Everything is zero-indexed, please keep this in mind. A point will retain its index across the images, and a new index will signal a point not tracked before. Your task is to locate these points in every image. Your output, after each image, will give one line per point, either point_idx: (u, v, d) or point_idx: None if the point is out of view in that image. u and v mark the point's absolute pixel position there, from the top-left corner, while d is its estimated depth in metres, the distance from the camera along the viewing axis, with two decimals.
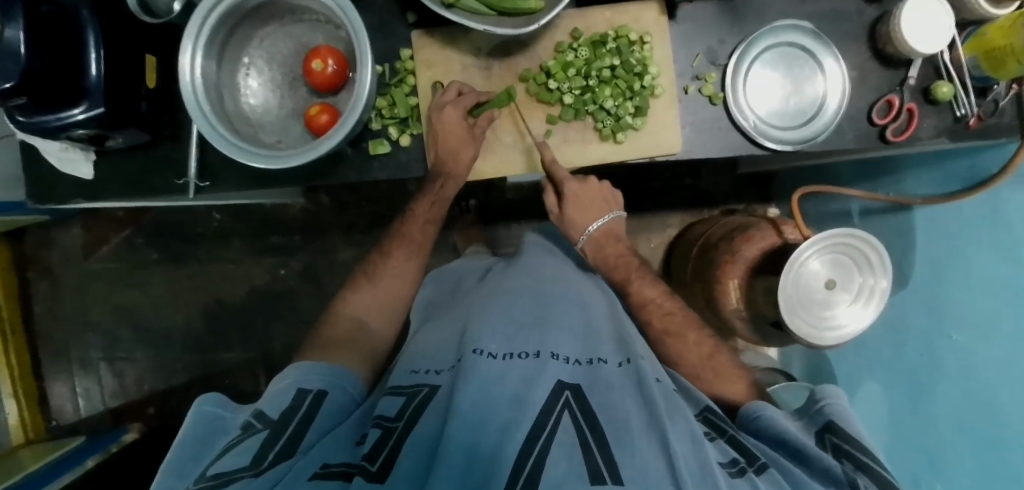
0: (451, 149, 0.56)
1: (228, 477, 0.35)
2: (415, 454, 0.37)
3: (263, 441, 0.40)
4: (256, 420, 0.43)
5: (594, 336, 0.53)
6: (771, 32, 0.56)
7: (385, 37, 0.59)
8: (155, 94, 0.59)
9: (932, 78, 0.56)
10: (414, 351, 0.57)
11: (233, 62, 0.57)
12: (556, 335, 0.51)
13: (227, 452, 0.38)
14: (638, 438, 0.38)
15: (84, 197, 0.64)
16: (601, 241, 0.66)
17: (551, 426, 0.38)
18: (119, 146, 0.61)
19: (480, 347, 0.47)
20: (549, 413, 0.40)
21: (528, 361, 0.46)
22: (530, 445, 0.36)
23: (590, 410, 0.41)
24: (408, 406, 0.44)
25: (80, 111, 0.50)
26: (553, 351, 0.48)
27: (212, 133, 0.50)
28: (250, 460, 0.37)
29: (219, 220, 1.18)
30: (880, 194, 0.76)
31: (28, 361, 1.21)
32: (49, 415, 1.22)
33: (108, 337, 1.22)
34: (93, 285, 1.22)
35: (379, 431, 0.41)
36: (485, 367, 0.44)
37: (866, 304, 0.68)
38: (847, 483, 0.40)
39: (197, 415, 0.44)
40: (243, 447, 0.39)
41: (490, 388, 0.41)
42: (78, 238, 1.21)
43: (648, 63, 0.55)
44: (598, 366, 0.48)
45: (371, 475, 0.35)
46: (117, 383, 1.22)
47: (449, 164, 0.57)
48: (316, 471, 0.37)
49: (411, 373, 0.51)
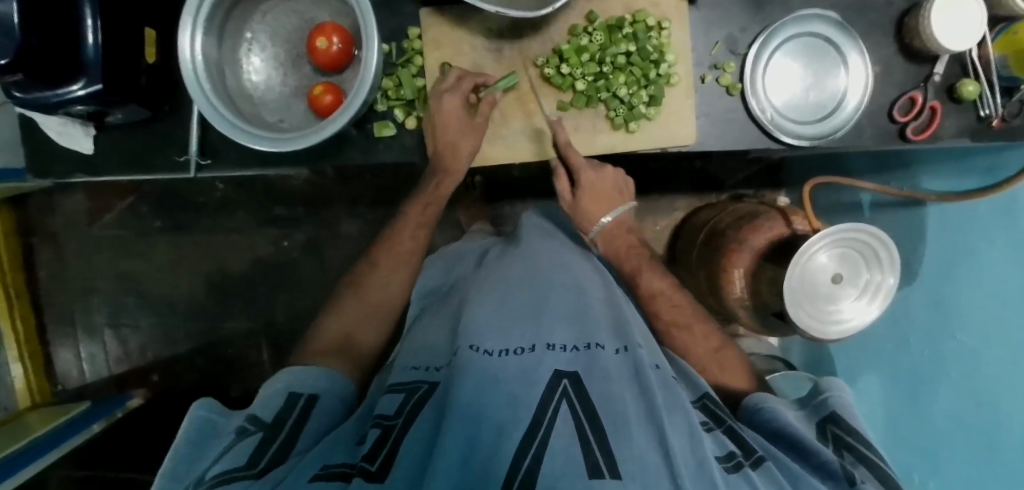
0: (457, 140, 0.55)
1: (225, 477, 0.37)
2: (412, 454, 0.37)
3: (254, 448, 0.40)
4: (249, 423, 0.44)
5: (590, 321, 0.53)
6: (794, 22, 0.54)
7: (392, 15, 0.57)
8: (155, 69, 0.58)
9: (958, 75, 0.54)
10: (412, 346, 0.57)
11: (235, 38, 0.56)
12: (552, 324, 0.51)
13: (224, 454, 0.40)
14: (635, 430, 0.38)
15: (84, 172, 0.63)
16: (612, 233, 0.65)
17: (549, 418, 0.38)
18: (119, 121, 0.60)
19: (475, 343, 0.47)
20: (547, 403, 0.40)
21: (525, 354, 0.46)
22: (529, 439, 0.36)
23: (588, 401, 0.40)
24: (407, 403, 0.45)
25: (79, 88, 0.49)
26: (549, 342, 0.48)
27: (214, 115, 0.49)
28: (246, 459, 0.39)
29: (222, 190, 1.17)
30: (892, 188, 0.75)
31: (33, 326, 1.23)
32: (55, 379, 1.25)
33: (112, 304, 1.23)
34: (96, 253, 1.22)
35: (378, 430, 0.41)
36: (479, 366, 0.44)
37: (872, 299, 0.69)
38: (845, 477, 0.40)
39: (194, 420, 0.45)
40: (240, 449, 0.40)
41: (486, 385, 0.41)
42: (80, 204, 1.20)
43: (665, 51, 0.53)
44: (596, 352, 0.47)
45: (369, 474, 0.35)
46: (122, 349, 1.24)
47: (453, 156, 0.56)
48: (316, 472, 0.37)
49: (412, 369, 0.52)
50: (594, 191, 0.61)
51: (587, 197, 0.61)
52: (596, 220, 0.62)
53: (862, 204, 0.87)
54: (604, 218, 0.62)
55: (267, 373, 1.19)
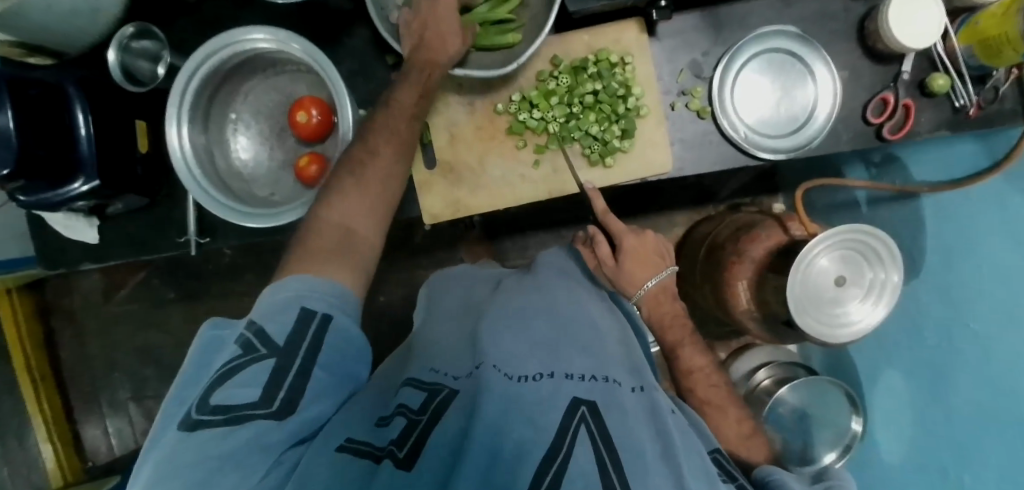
0: (438, 35, 0.49)
1: (242, 415, 0.33)
2: (438, 449, 0.35)
3: (267, 382, 0.36)
4: (256, 339, 0.38)
5: (606, 357, 0.51)
6: (756, 40, 0.55)
7: (366, 82, 0.58)
8: (150, 158, 0.61)
9: (928, 70, 0.55)
10: (426, 349, 0.57)
11: (221, 120, 0.58)
12: (571, 355, 0.49)
13: (228, 378, 0.35)
14: (653, 468, 0.35)
15: (92, 261, 0.65)
16: (657, 295, 0.68)
17: (567, 443, 0.35)
18: (120, 209, 0.63)
19: (499, 362, 0.46)
20: (566, 429, 0.36)
21: (544, 380, 0.43)
22: (546, 464, 0.33)
23: (608, 432, 0.37)
24: (430, 401, 0.42)
25: (81, 184, 0.52)
26: (567, 371, 0.45)
27: (195, 188, 0.52)
28: (261, 397, 0.35)
29: (231, 256, 1.20)
30: (884, 183, 0.75)
31: (60, 406, 1.24)
32: (84, 456, 1.26)
33: (134, 376, 1.25)
34: (115, 328, 1.25)
35: (404, 421, 0.39)
36: (499, 383, 0.42)
37: (879, 298, 0.67)
38: None
39: (204, 337, 0.40)
40: (248, 377, 0.35)
41: (507, 404, 0.39)
42: (97, 283, 1.24)
43: (631, 84, 0.54)
44: (614, 386, 0.45)
45: (397, 460, 0.33)
46: (147, 420, 1.25)
47: (433, 48, 0.49)
48: (343, 443, 0.35)
49: (432, 370, 0.50)
50: (637, 254, 0.66)
51: (630, 262, 0.66)
52: (641, 282, 0.66)
53: (858, 201, 0.86)
54: (649, 280, 0.66)
55: None
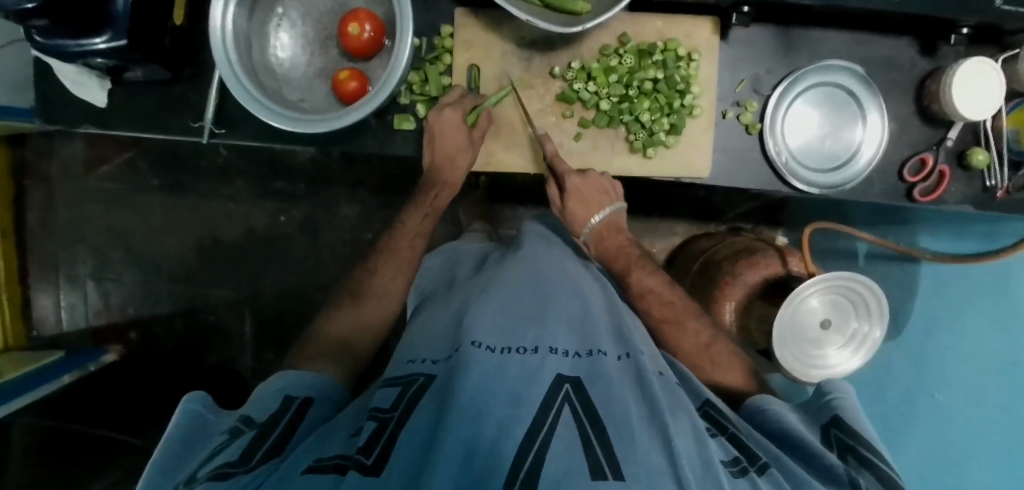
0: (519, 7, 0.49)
1: (223, 473, 0.33)
2: (414, 444, 0.33)
3: (247, 446, 0.37)
4: (243, 424, 0.40)
5: (594, 328, 0.50)
6: (821, 71, 0.54)
7: (426, 10, 0.56)
8: (180, 31, 0.57)
9: (970, 142, 0.56)
10: (410, 341, 0.54)
11: (267, 11, 0.55)
12: (556, 328, 0.47)
13: (217, 454, 0.36)
14: (639, 433, 0.35)
15: (94, 124, 0.62)
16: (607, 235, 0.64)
17: (550, 420, 0.34)
18: (137, 78, 0.60)
19: (477, 339, 0.44)
20: (548, 407, 0.36)
21: (528, 355, 0.42)
22: (529, 442, 0.32)
23: (591, 404, 0.37)
24: (404, 397, 0.41)
25: (103, 41, 0.48)
26: (552, 346, 0.44)
27: (233, 81, 0.49)
28: (239, 457, 0.35)
29: (226, 157, 1.15)
30: (890, 242, 0.77)
31: (15, 267, 1.19)
32: (30, 324, 1.21)
33: (99, 255, 1.21)
34: (89, 202, 1.19)
35: (374, 424, 0.37)
36: (482, 359, 0.40)
37: (856, 349, 0.70)
38: (848, 483, 0.36)
39: (184, 414, 0.41)
40: (231, 449, 0.36)
41: (489, 376, 0.38)
42: (81, 151, 1.18)
43: (691, 82, 0.53)
44: (598, 358, 0.44)
45: (366, 468, 0.31)
46: (103, 302, 1.21)
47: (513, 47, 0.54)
48: (310, 465, 0.33)
49: (409, 363, 0.48)
50: (581, 196, 0.56)
51: (575, 204, 0.57)
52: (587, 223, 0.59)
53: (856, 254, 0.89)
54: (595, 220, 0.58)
55: (249, 345, 1.18)
